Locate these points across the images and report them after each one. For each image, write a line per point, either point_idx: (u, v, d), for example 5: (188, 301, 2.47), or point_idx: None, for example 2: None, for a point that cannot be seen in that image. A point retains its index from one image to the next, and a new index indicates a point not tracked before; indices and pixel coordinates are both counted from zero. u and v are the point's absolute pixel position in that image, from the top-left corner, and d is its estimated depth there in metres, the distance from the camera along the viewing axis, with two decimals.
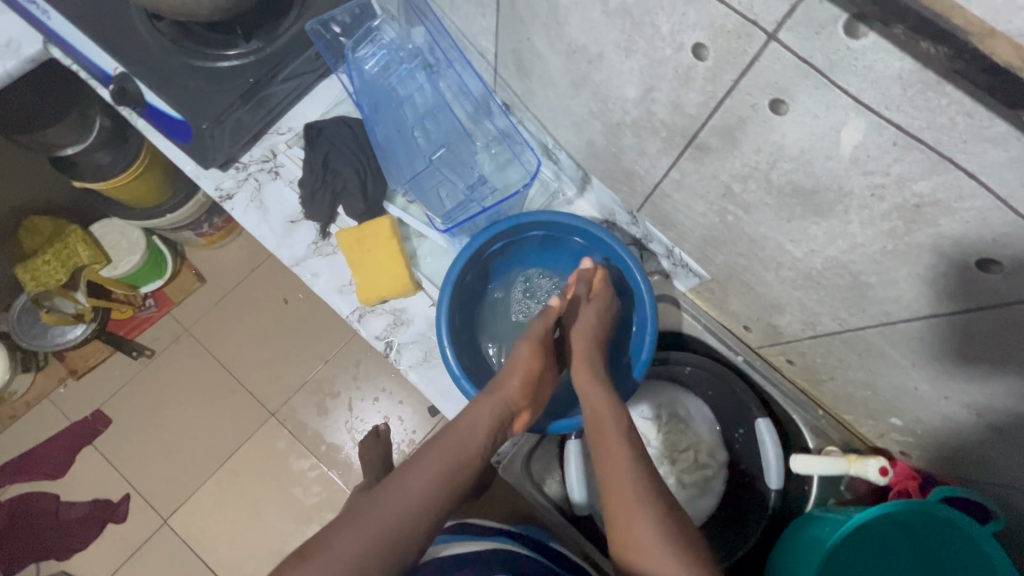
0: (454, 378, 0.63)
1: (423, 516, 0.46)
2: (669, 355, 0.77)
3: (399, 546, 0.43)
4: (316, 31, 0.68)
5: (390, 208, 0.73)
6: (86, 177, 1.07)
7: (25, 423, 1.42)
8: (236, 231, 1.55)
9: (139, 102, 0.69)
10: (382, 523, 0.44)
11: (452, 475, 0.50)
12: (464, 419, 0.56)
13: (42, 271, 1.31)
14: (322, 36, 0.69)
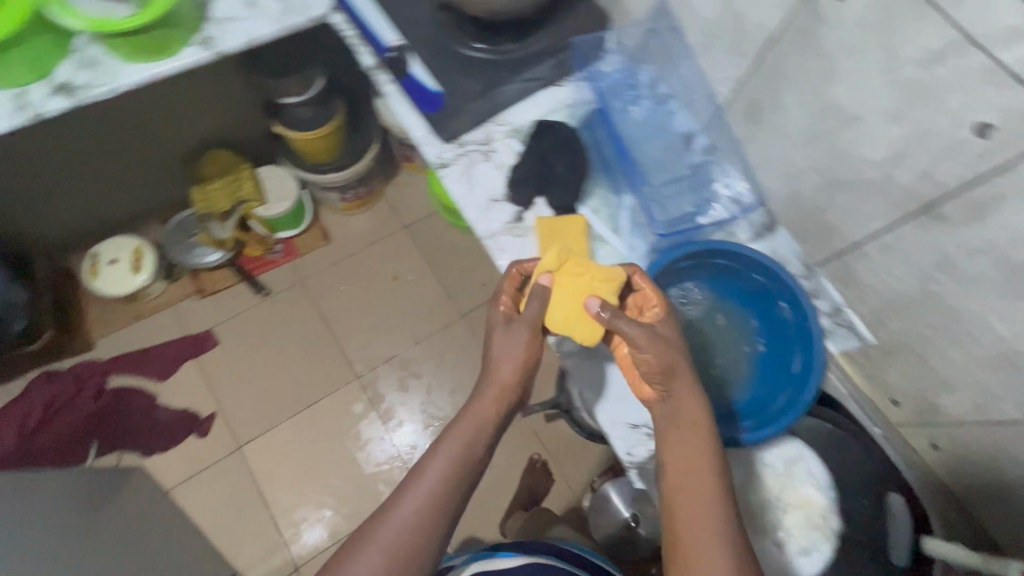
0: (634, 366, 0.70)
1: (444, 500, 0.60)
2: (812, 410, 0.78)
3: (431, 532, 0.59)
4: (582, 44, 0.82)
5: (582, 210, 0.80)
6: (289, 122, 1.24)
7: (146, 324, 1.54)
8: (370, 205, 1.70)
9: (402, 71, 0.81)
10: (417, 507, 0.59)
11: (466, 461, 0.63)
12: (475, 407, 0.67)
13: (211, 195, 1.45)
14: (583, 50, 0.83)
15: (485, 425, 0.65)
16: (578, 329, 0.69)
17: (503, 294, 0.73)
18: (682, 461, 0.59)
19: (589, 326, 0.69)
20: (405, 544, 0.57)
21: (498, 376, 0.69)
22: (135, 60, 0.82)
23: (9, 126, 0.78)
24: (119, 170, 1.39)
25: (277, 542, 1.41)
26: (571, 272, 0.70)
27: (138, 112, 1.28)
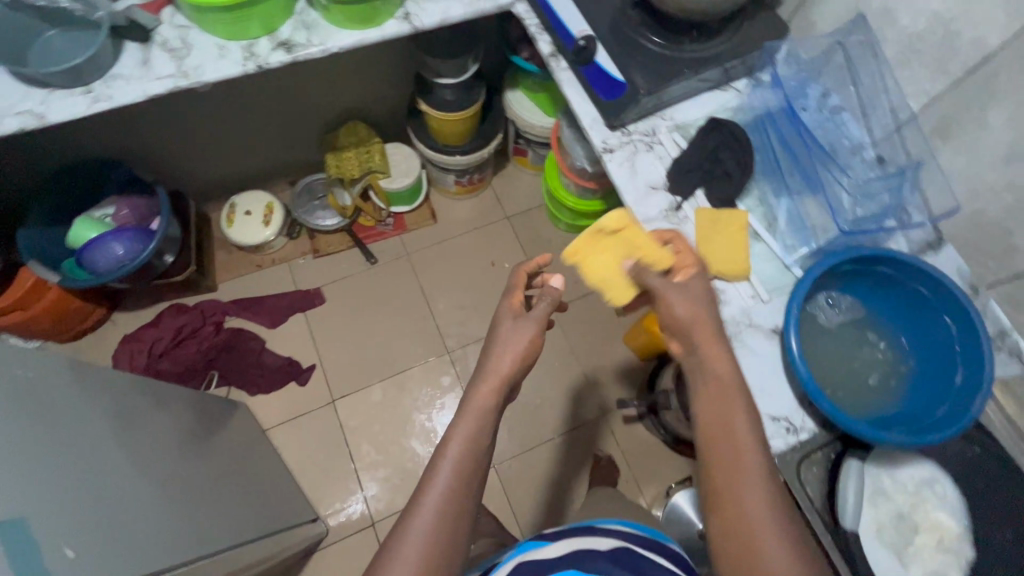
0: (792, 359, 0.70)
1: (464, 485, 0.64)
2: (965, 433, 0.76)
3: (459, 512, 0.63)
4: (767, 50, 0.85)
5: (741, 205, 0.83)
6: (434, 102, 1.33)
7: (264, 275, 1.66)
8: (477, 192, 1.77)
9: (585, 60, 0.88)
10: (439, 495, 0.63)
11: (476, 446, 0.67)
12: (477, 399, 0.70)
13: (346, 163, 1.55)
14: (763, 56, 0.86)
15: (485, 414, 0.69)
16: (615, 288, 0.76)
17: (515, 288, 0.81)
18: (716, 420, 0.60)
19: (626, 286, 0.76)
20: (438, 524, 0.61)
21: (495, 364, 0.72)
22: (348, 26, 0.92)
23: (236, 72, 0.88)
24: (268, 131, 1.52)
25: (355, 493, 1.49)
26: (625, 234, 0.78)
27: (303, 79, 1.41)
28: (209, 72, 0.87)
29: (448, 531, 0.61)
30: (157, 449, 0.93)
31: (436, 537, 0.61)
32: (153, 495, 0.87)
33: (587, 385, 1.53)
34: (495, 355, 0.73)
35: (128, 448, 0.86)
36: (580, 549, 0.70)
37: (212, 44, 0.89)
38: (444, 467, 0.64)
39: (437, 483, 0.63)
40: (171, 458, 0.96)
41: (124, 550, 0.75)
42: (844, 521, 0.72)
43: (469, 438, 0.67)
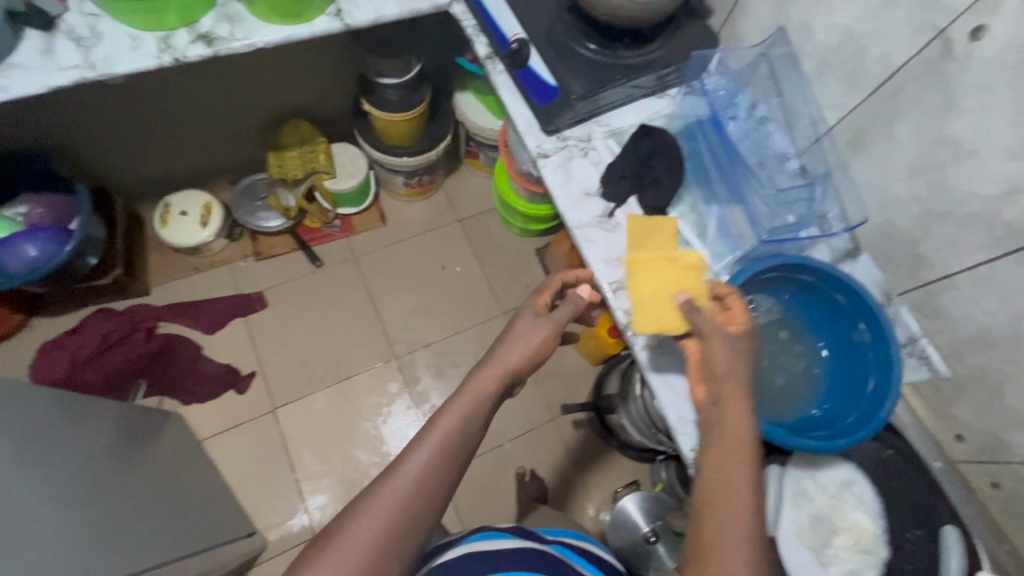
0: None
1: (444, 473, 0.63)
2: (880, 436, 0.78)
3: (429, 500, 0.62)
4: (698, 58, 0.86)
5: (672, 212, 0.84)
6: (379, 103, 1.30)
7: (203, 278, 1.58)
8: (427, 195, 1.74)
9: (520, 64, 0.87)
10: (411, 481, 0.62)
11: (460, 437, 0.65)
12: (473, 389, 0.69)
13: (288, 163, 1.51)
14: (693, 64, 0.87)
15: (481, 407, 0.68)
16: (655, 316, 0.72)
17: (548, 288, 0.78)
18: (720, 472, 0.61)
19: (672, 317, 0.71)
20: (404, 510, 0.60)
21: (502, 360, 0.71)
22: (271, 21, 0.88)
23: (152, 64, 0.83)
24: (204, 127, 1.45)
25: (297, 506, 1.43)
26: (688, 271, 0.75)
27: (240, 73, 1.35)
28: (122, 64, 0.82)
29: (414, 517, 0.61)
30: (73, 461, 0.87)
31: (385, 533, 0.59)
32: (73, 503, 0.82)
33: (537, 390, 1.52)
34: (504, 349, 0.72)
35: (38, 459, 0.80)
36: (540, 551, 0.70)
37: (127, 34, 0.84)
38: (424, 451, 0.63)
39: (414, 467, 0.63)
40: (94, 467, 0.91)
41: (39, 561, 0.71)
42: (765, 528, 0.74)
43: (455, 426, 0.66)
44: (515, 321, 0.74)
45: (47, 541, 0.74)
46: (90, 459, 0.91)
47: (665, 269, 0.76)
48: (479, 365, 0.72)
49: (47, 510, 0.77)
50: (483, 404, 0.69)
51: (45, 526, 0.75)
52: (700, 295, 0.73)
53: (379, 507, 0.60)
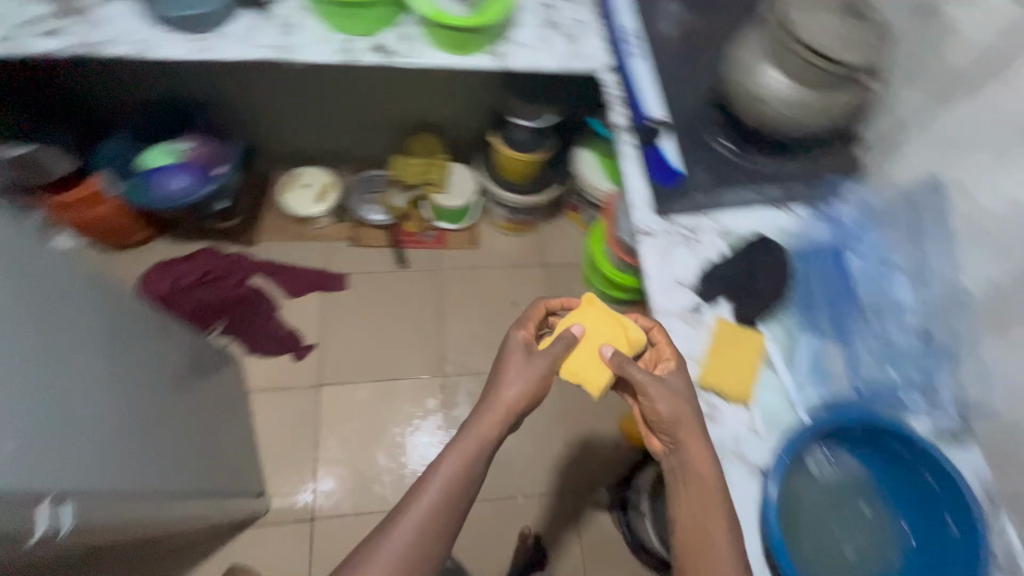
0: (766, 507, 0.65)
1: (448, 511, 0.71)
2: None
3: (438, 534, 0.70)
4: (837, 187, 0.86)
5: (762, 327, 0.80)
6: (509, 141, 1.37)
7: (301, 246, 1.71)
8: (522, 232, 1.78)
9: (652, 143, 0.88)
10: (416, 519, 0.70)
11: (460, 479, 0.72)
12: (472, 435, 0.74)
13: (408, 168, 1.62)
14: (827, 189, 0.86)
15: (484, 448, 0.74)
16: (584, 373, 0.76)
17: (531, 319, 0.81)
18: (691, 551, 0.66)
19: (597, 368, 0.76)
20: (412, 543, 0.69)
21: (502, 399, 0.75)
22: (439, 48, 0.97)
23: (331, 60, 0.94)
24: (350, 119, 1.60)
25: (307, 484, 1.46)
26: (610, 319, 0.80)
27: (395, 83, 1.48)
28: (307, 53, 0.94)
29: (427, 548, 0.69)
30: (150, 374, 0.96)
31: (406, 556, 0.68)
32: (136, 410, 0.90)
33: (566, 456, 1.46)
34: (501, 386, 0.76)
35: (124, 359, 0.88)
36: None
37: (319, 32, 0.96)
38: (427, 493, 0.71)
39: (418, 505, 0.70)
40: (161, 385, 0.99)
41: (98, 446, 0.78)
42: None
43: (454, 470, 0.72)
44: (507, 362, 0.77)
45: (106, 432, 0.81)
46: (158, 380, 0.99)
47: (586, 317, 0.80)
48: (480, 405, 0.76)
49: (118, 406, 0.84)
50: (484, 446, 0.74)
51: (112, 421, 0.82)
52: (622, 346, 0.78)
53: (389, 543, 0.68)
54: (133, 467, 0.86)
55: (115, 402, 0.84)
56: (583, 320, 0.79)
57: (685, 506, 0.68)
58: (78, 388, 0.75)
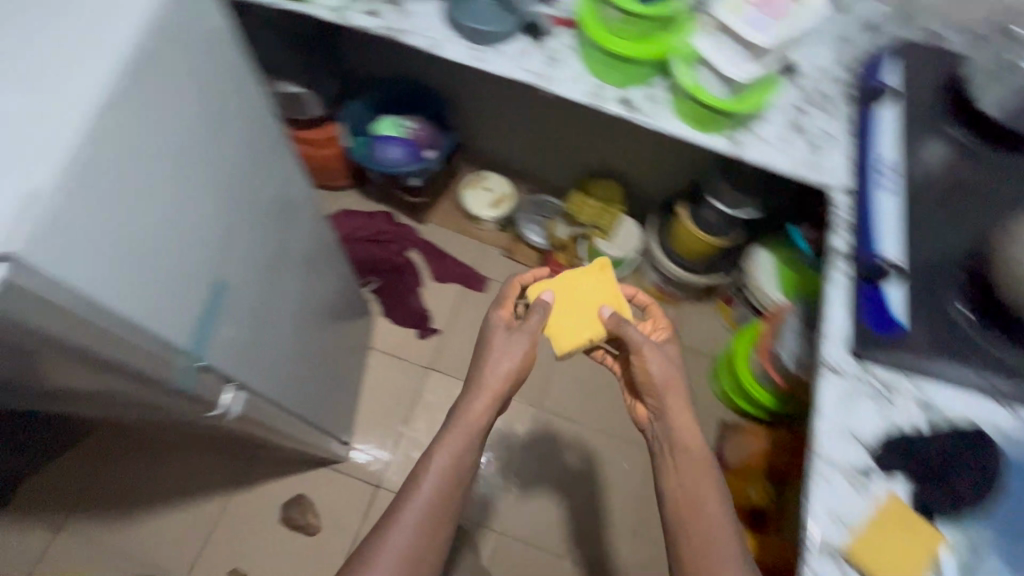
0: None
1: (448, 494, 0.84)
2: None
3: (441, 519, 0.83)
4: None
5: (942, 528, 0.70)
6: (696, 216, 1.37)
7: (460, 239, 1.82)
8: (664, 303, 1.73)
9: (876, 281, 0.83)
10: (422, 497, 0.82)
11: (455, 463, 0.85)
12: (462, 424, 0.87)
13: (584, 207, 1.67)
14: None
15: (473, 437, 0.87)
16: (579, 332, 0.91)
17: (508, 300, 0.95)
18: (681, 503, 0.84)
19: (593, 324, 0.92)
20: (420, 519, 0.81)
21: (488, 386, 0.88)
22: (680, 117, 1.00)
23: (580, 99, 1.01)
24: (548, 145, 1.68)
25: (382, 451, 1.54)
26: (604, 281, 0.95)
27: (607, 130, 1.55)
28: (562, 88, 1.01)
29: (439, 526, 0.83)
30: (310, 305, 1.06)
31: (419, 539, 0.80)
32: (297, 331, 1.01)
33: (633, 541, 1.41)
34: (494, 367, 0.89)
35: (300, 286, 0.98)
36: None
37: (576, 74, 1.03)
38: (428, 475, 0.84)
39: (420, 485, 0.83)
40: (314, 319, 1.09)
41: (269, 355, 0.89)
42: None
43: (451, 453, 0.85)
44: (492, 342, 0.91)
45: (276, 344, 0.92)
46: (315, 311, 1.11)
47: (578, 281, 0.95)
48: (462, 403, 0.89)
49: (286, 325, 0.95)
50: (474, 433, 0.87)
51: (279, 335, 0.92)
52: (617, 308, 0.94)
53: (399, 517, 0.81)
54: (285, 379, 0.98)
55: (287, 321, 0.94)
56: (577, 285, 0.94)
57: (674, 478, 0.86)
58: (263, 301, 0.84)
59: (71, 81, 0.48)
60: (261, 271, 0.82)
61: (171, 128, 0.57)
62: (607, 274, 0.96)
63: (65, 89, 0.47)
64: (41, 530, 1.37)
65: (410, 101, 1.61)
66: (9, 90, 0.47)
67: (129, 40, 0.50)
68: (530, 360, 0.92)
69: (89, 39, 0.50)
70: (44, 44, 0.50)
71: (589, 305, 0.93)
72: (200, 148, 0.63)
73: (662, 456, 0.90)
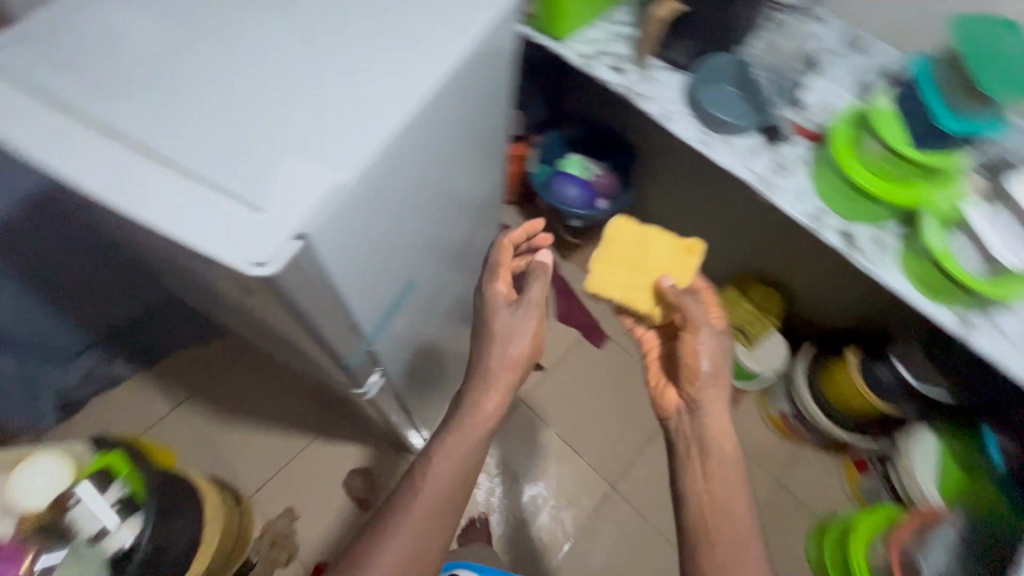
0: None
1: (446, 510, 0.78)
2: None
3: (433, 542, 0.76)
4: None
5: None
6: (868, 370, 1.29)
7: (593, 287, 1.79)
8: (783, 438, 1.55)
9: None
10: (422, 505, 0.77)
11: (457, 472, 0.80)
12: (470, 417, 0.83)
13: (733, 306, 1.54)
14: None
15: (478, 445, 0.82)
16: (635, 296, 0.87)
17: (501, 271, 0.85)
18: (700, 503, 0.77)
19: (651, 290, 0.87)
20: (414, 537, 0.74)
21: (494, 374, 0.84)
22: (907, 273, 0.89)
23: (796, 215, 0.95)
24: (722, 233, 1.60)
25: None
26: (671, 248, 0.89)
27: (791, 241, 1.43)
28: (780, 198, 0.96)
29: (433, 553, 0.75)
30: (455, 310, 1.10)
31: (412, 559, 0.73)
32: (437, 331, 1.05)
33: None
34: (496, 350, 0.82)
35: (456, 292, 1.02)
36: None
37: (801, 188, 0.96)
38: (435, 485, 0.78)
39: (423, 492, 0.78)
40: (452, 322, 1.13)
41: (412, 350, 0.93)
42: None
43: (459, 459, 0.81)
44: (489, 317, 0.83)
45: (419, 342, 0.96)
46: (455, 315, 1.15)
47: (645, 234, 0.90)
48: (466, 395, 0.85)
49: (432, 325, 0.99)
50: (481, 442, 0.83)
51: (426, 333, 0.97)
52: (678, 277, 0.88)
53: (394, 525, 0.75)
54: (412, 372, 1.03)
55: (435, 322, 0.98)
56: (641, 242, 0.89)
57: (703, 478, 0.78)
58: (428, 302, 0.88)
59: (391, 91, 0.53)
60: (440, 276, 0.86)
61: (435, 146, 0.61)
62: (693, 252, 0.89)
63: (385, 98, 0.52)
64: (163, 400, 1.56)
65: (601, 145, 1.62)
66: (338, 83, 0.53)
67: (445, 67, 0.55)
68: (529, 344, 0.85)
69: (413, 57, 0.55)
70: (377, 52, 0.55)
71: (652, 270, 0.88)
72: (444, 163, 0.67)
73: (682, 445, 0.83)
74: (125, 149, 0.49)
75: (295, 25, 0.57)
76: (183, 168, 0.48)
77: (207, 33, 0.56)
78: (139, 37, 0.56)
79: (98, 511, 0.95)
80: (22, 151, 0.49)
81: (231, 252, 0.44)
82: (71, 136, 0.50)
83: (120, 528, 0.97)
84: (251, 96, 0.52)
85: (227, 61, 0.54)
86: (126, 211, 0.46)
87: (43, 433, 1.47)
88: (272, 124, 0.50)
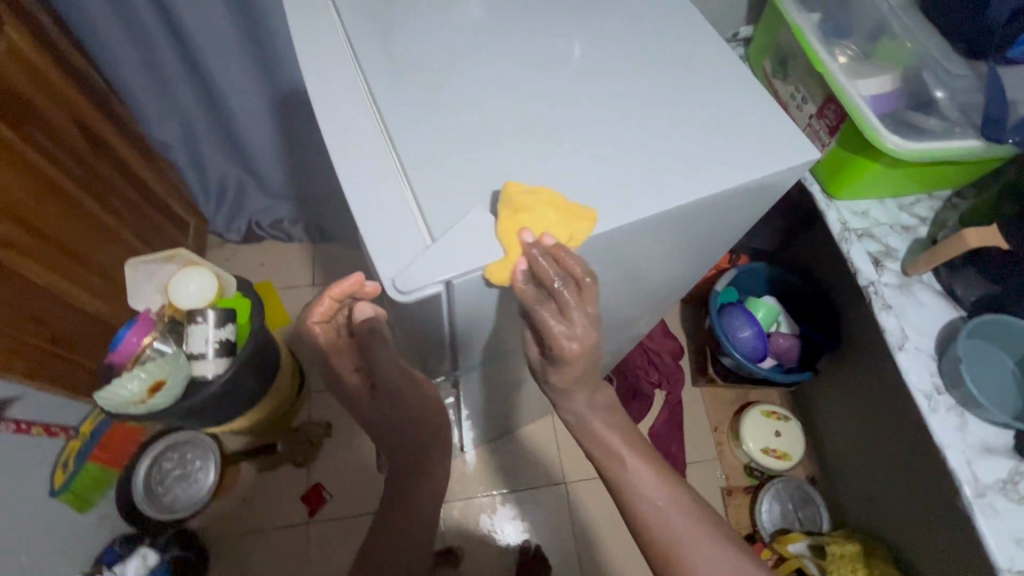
0: None
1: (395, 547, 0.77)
2: None
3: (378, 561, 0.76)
4: None
5: None
6: None
7: (705, 428, 1.59)
8: None
9: None
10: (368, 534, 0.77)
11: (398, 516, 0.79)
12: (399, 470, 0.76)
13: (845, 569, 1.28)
14: None
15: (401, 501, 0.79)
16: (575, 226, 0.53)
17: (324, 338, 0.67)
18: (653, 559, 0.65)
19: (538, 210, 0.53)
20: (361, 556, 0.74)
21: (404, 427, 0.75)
22: None
23: (1003, 562, 0.73)
24: (885, 483, 1.30)
25: (470, 484, 1.52)
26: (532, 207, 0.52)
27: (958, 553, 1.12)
28: (991, 527, 0.74)
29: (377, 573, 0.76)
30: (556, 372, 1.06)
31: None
32: (527, 379, 1.02)
33: None
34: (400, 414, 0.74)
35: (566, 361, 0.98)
36: None
37: (1022, 531, 0.74)
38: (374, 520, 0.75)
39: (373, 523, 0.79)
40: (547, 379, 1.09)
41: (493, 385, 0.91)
42: None
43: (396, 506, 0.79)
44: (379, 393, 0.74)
45: (506, 380, 0.94)
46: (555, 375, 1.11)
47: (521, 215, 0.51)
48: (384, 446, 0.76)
49: (525, 374, 0.96)
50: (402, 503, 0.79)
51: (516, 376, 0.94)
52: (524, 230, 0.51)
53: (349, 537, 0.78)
54: (484, 398, 1.01)
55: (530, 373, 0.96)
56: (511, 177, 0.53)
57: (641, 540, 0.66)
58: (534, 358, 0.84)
59: (602, 205, 0.54)
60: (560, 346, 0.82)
61: (613, 265, 0.61)
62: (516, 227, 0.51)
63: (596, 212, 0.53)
64: (308, 274, 1.77)
65: (811, 308, 1.42)
66: (562, 171, 0.55)
67: (665, 208, 0.54)
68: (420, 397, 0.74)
69: (644, 183, 0.55)
70: (616, 160, 0.56)
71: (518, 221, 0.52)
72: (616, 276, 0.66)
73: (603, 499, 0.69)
74: (376, 127, 0.57)
75: (563, 95, 0.60)
76: (403, 170, 0.54)
77: (495, 63, 0.62)
78: (446, 42, 0.63)
79: (206, 339, 1.10)
80: (313, 88, 0.58)
81: (392, 268, 0.50)
82: (348, 88, 0.59)
83: (210, 361, 1.10)
84: (494, 146, 0.56)
85: (493, 99, 0.59)
86: (343, 180, 0.53)
87: (226, 241, 1.78)
88: (489, 172, 0.54)
